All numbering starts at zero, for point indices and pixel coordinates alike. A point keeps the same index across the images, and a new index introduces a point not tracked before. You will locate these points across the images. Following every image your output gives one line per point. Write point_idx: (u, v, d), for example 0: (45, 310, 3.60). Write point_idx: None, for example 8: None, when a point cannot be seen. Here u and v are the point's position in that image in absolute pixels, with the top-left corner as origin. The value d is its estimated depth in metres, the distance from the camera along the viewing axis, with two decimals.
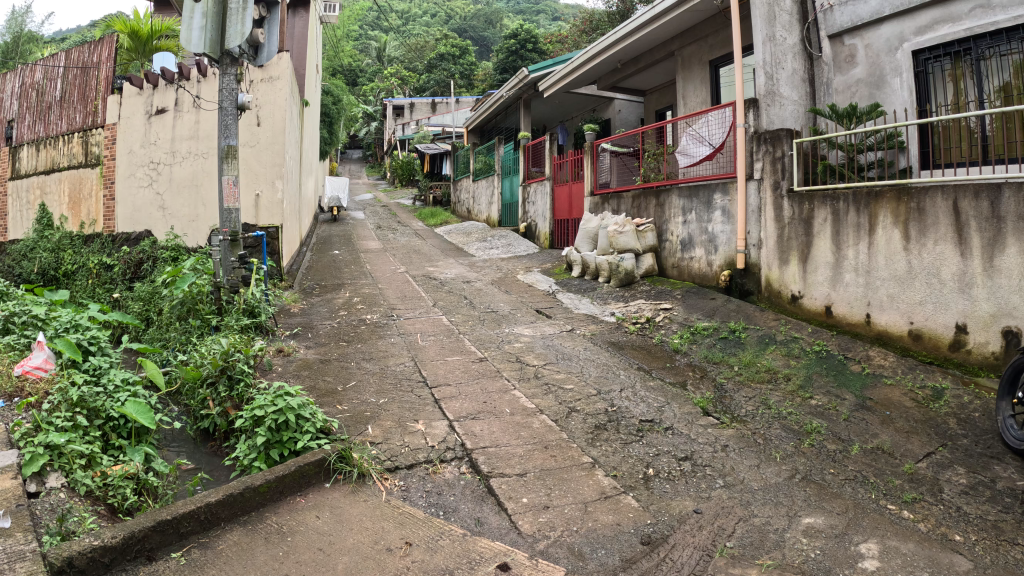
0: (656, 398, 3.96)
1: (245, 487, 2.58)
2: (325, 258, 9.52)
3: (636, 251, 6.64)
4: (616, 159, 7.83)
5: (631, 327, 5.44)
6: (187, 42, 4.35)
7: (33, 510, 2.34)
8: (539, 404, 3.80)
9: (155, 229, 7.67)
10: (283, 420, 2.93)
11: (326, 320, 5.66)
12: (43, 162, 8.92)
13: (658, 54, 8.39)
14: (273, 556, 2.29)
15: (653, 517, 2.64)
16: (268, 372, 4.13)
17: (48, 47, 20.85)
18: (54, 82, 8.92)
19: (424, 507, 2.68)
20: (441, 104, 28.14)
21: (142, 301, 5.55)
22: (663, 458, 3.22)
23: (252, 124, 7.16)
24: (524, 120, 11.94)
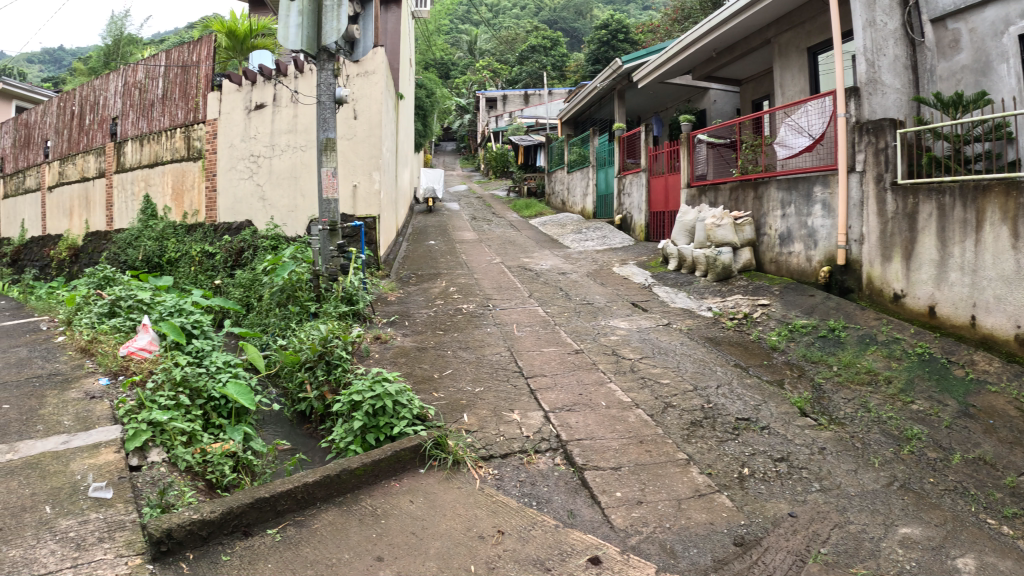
0: (753, 396, 3.86)
1: (341, 469, 2.66)
2: (421, 247, 9.78)
3: (733, 245, 6.49)
4: (711, 150, 7.66)
5: (727, 323, 5.32)
6: (283, 39, 4.48)
7: (136, 482, 2.57)
8: (635, 398, 3.76)
9: (255, 219, 8.02)
10: (380, 405, 3.01)
11: (422, 309, 5.75)
12: (147, 156, 9.45)
13: (753, 42, 8.17)
14: (367, 537, 2.35)
15: (747, 518, 2.58)
16: (365, 359, 4.27)
17: (149, 47, 22.41)
18: (156, 81, 9.46)
19: (517, 497, 2.70)
20: (534, 96, 28.36)
21: (243, 288, 5.82)
22: (758, 458, 3.13)
23: (349, 117, 7.42)
24: (619, 112, 11.80)
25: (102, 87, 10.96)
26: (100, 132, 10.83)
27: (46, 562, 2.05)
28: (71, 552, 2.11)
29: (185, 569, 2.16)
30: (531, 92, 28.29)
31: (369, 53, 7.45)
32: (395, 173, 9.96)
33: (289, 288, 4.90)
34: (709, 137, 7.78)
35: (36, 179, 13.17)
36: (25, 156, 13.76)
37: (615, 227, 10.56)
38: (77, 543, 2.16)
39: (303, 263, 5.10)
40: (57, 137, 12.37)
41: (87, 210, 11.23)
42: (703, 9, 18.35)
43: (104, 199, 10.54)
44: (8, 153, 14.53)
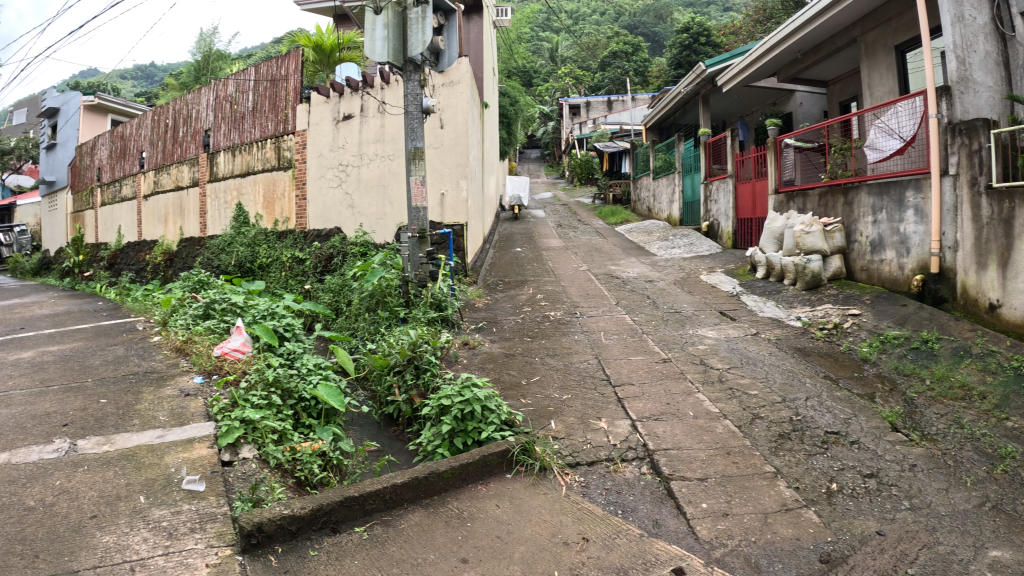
0: (843, 409, 3.72)
1: (430, 472, 2.72)
2: (508, 254, 9.99)
3: (822, 252, 6.26)
4: (800, 155, 7.42)
5: (816, 333, 5.15)
6: (371, 51, 4.79)
7: (228, 477, 2.71)
8: (722, 408, 3.70)
9: (344, 226, 8.31)
10: (469, 410, 3.07)
11: (510, 316, 5.93)
12: (239, 166, 9.92)
13: (839, 42, 7.89)
14: (452, 539, 2.40)
15: (834, 535, 2.50)
16: (453, 365, 4.43)
17: (236, 61, 23.62)
18: (246, 94, 9.94)
19: (603, 505, 2.74)
20: (618, 103, 28.69)
21: (333, 293, 6.22)
22: (846, 473, 3.01)
23: (436, 126, 7.70)
24: (705, 118, 11.60)
25: (194, 101, 11.59)
26: (193, 144, 11.41)
27: (138, 549, 2.18)
28: (162, 541, 2.24)
29: (274, 561, 2.25)
30: (615, 98, 28.61)
31: (454, 63, 7.69)
32: (481, 181, 10.23)
33: (379, 294, 5.12)
34: (798, 141, 7.54)
35: (132, 188, 14.02)
36: (121, 167, 14.66)
37: (703, 233, 10.36)
38: (170, 533, 2.29)
39: (391, 270, 5.31)
40: (152, 148, 13.12)
41: (181, 217, 11.86)
42: (786, 8, 17.90)
43: (197, 207, 11.13)
44: (106, 163, 15.52)
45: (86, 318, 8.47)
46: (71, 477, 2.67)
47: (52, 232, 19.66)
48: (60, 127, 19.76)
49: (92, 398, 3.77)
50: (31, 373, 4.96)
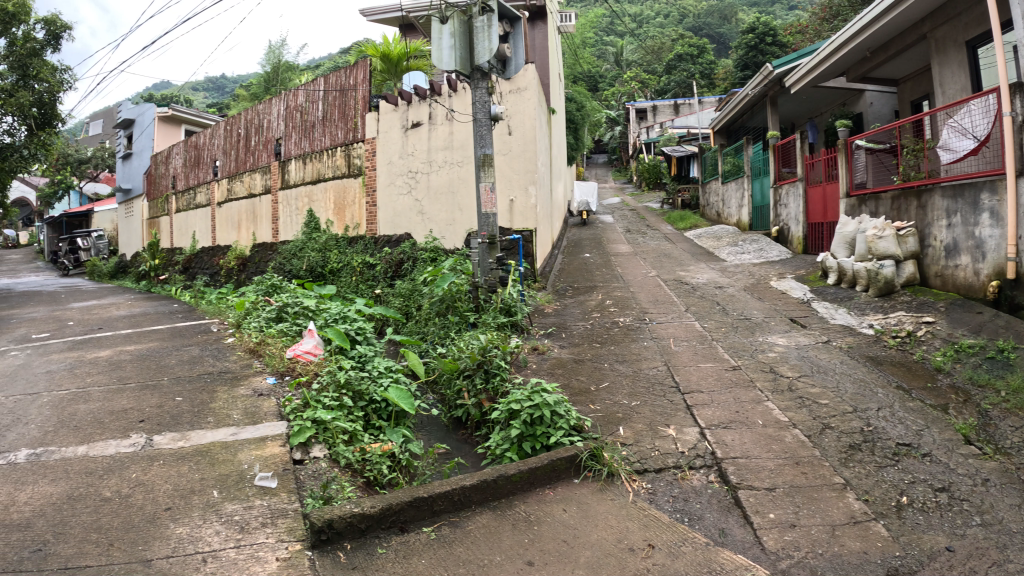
0: (915, 420, 3.58)
1: (499, 475, 2.81)
2: (577, 261, 10.17)
3: (895, 258, 6.03)
4: (872, 156, 7.18)
5: (889, 342, 4.97)
6: (438, 61, 4.98)
7: (298, 475, 2.82)
8: (792, 418, 3.63)
9: (414, 232, 8.51)
10: (538, 415, 3.20)
11: (578, 322, 6.16)
12: (310, 174, 10.27)
13: (908, 38, 7.58)
14: (518, 541, 2.45)
15: (902, 550, 2.43)
16: (524, 369, 4.70)
17: (306, 72, 24.45)
18: (316, 104, 10.28)
19: (670, 513, 2.77)
20: (684, 105, 28.39)
21: (403, 297, 6.47)
22: (917, 487, 2.91)
23: (504, 133, 7.95)
24: (773, 119, 11.35)
25: (266, 111, 12.03)
26: (265, 153, 11.86)
27: (209, 541, 2.30)
28: (235, 534, 2.35)
29: (342, 558, 2.34)
30: (681, 101, 28.32)
31: (522, 70, 7.90)
32: (548, 186, 10.37)
33: (449, 298, 5.31)
34: (868, 142, 7.27)
35: (206, 195, 14.65)
36: (195, 175, 15.36)
37: (774, 238, 10.09)
38: (242, 526, 2.40)
39: (462, 275, 5.47)
40: (225, 157, 13.68)
41: (254, 223, 12.32)
42: (853, 4, 17.36)
43: (269, 214, 11.56)
44: (181, 172, 16.26)
45: (162, 319, 8.88)
46: (147, 471, 2.83)
47: (130, 238, 20.71)
48: (136, 138, 20.82)
49: (168, 396, 4.00)
50: (109, 371, 5.28)
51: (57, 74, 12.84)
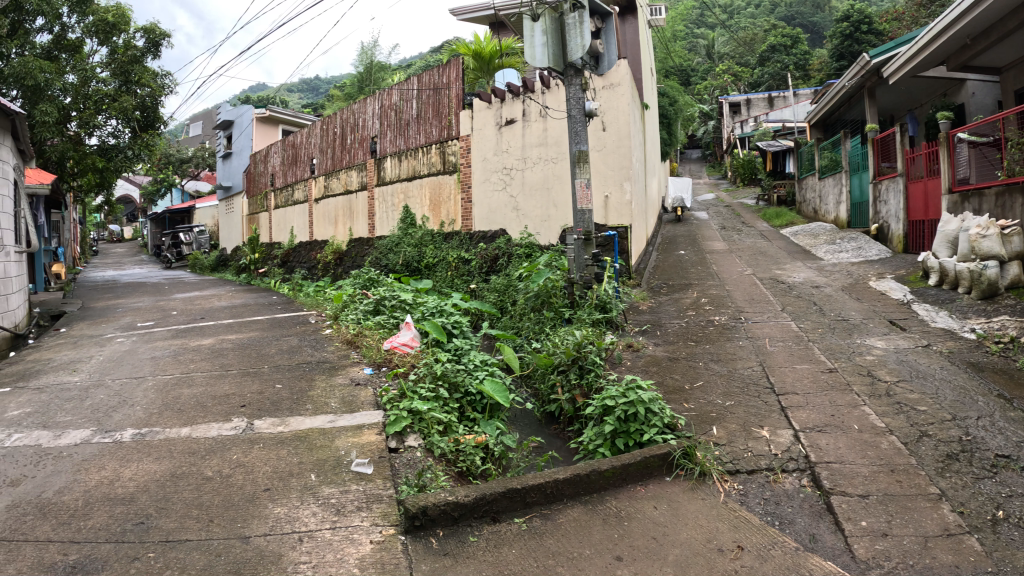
0: (1019, 431, 3.43)
1: (593, 470, 3.03)
2: (672, 257, 10.18)
3: (1000, 258, 5.70)
4: (974, 150, 6.80)
5: (992, 348, 4.74)
6: (532, 58, 5.68)
7: (393, 462, 3.12)
8: (888, 423, 3.58)
9: (509, 227, 8.82)
10: (633, 412, 3.40)
11: (675, 319, 6.38)
12: (405, 171, 10.74)
13: (1011, 24, 7.12)
14: (608, 536, 2.65)
15: (995, 565, 2.40)
16: (620, 365, 4.99)
17: (398, 72, 25.32)
18: (410, 103, 10.71)
19: (761, 514, 2.87)
20: (778, 99, 27.58)
21: (498, 292, 7.08)
22: (1015, 501, 2.82)
23: (598, 129, 8.12)
24: (870, 112, 10.83)
25: (361, 111, 12.53)
26: (361, 151, 12.38)
27: (306, 521, 2.61)
28: (331, 516, 2.65)
29: (434, 543, 2.59)
30: (775, 94, 27.58)
31: (614, 66, 8.05)
32: (644, 184, 10.44)
33: (546, 294, 5.86)
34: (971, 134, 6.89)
35: (303, 193, 15.43)
36: (293, 173, 16.14)
37: (873, 237, 9.66)
38: (338, 509, 2.71)
39: (556, 271, 6.08)
40: (322, 155, 14.35)
41: (350, 218, 12.90)
42: None
43: (365, 210, 12.10)
44: (278, 170, 17.18)
45: (263, 310, 9.50)
46: (248, 453, 3.24)
47: (229, 234, 22.00)
48: (235, 138, 22.06)
49: (269, 383, 4.52)
50: (211, 358, 5.78)
51: (157, 78, 14.63)
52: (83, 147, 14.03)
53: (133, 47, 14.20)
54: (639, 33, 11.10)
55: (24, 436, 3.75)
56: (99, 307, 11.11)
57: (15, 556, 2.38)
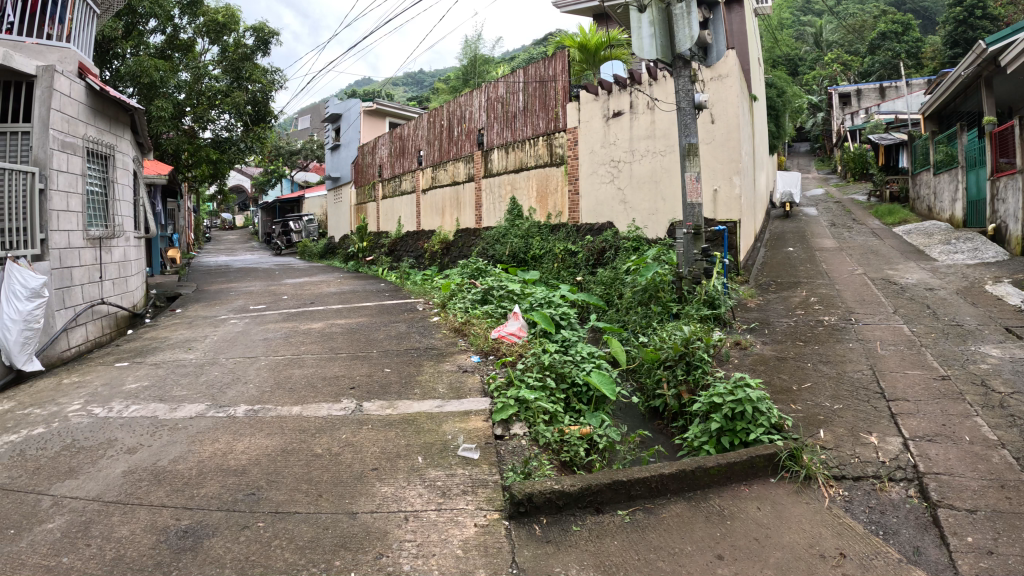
0: None
1: (697, 467, 3.17)
2: (780, 254, 9.93)
3: None
4: None
5: None
6: (639, 49, 5.82)
7: (498, 449, 3.45)
8: (1005, 436, 3.44)
9: (617, 221, 9.03)
10: (740, 410, 3.55)
11: (783, 318, 6.29)
12: (512, 162, 11.22)
13: None
14: (710, 534, 2.77)
15: None
16: (726, 363, 5.03)
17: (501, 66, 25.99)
18: (517, 95, 11.16)
19: (865, 523, 2.88)
20: (891, 88, 26.18)
21: (605, 285, 7.51)
22: None
23: (707, 122, 8.08)
24: (988, 103, 10.08)
25: (467, 103, 12.94)
26: (468, 143, 12.85)
27: (412, 502, 2.91)
28: (437, 498, 2.95)
29: (537, 530, 2.79)
30: (888, 84, 26.20)
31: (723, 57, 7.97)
32: (752, 176, 10.19)
33: (654, 288, 6.15)
34: None
35: (411, 183, 16.00)
36: (401, 164, 16.80)
37: (991, 237, 9.06)
38: (444, 492, 3.00)
39: (664, 266, 6.37)
40: (429, 147, 14.87)
41: (457, 209, 13.35)
42: None
43: (472, 201, 12.54)
44: (387, 161, 17.85)
45: (371, 296, 10.10)
46: (355, 434, 3.67)
47: (338, 221, 23.11)
48: (344, 130, 23.06)
49: (378, 366, 5.15)
50: (321, 341, 6.31)
51: (267, 74, 15.88)
52: (198, 141, 15.42)
53: (243, 45, 15.39)
54: (746, 23, 10.81)
55: (144, 408, 4.40)
56: (215, 290, 12.11)
57: (132, 518, 2.80)
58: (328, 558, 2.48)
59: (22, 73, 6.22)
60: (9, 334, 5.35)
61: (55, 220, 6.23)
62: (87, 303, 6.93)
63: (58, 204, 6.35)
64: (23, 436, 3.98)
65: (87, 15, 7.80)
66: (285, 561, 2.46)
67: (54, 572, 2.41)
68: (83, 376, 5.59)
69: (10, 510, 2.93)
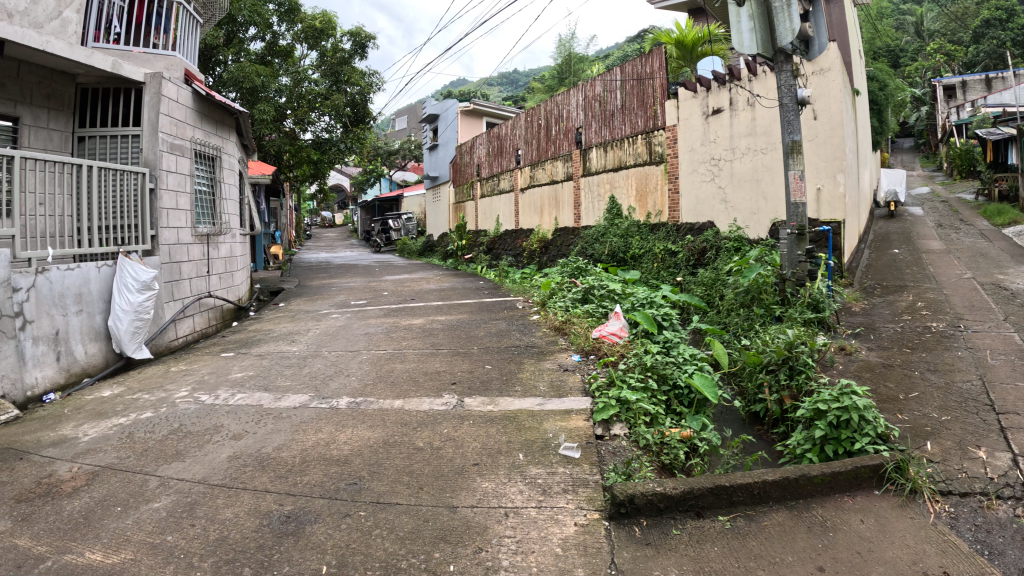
0: None
1: (800, 475, 3.08)
2: (884, 256, 9.48)
3: None
4: None
5: None
6: (740, 44, 5.74)
7: (599, 449, 3.53)
8: None
9: (718, 221, 8.91)
10: (846, 419, 3.43)
11: (888, 324, 6.03)
12: (611, 161, 11.41)
13: None
14: (812, 545, 2.69)
15: None
16: (830, 368, 4.94)
17: (594, 63, 26.12)
18: (614, 93, 11.38)
19: (969, 542, 2.75)
20: (997, 79, 24.56)
21: (705, 286, 7.47)
22: None
23: (810, 118, 7.86)
24: None
25: (564, 102, 13.27)
26: (566, 141, 13.11)
27: (513, 498, 3.02)
28: (538, 495, 3.05)
29: (637, 532, 2.81)
30: (994, 75, 24.60)
31: (825, 50, 7.67)
32: (857, 174, 9.68)
33: (756, 290, 6.17)
34: None
35: (509, 182, 16.23)
36: (499, 163, 17.07)
37: None
38: (544, 489, 3.10)
39: (768, 267, 6.36)
40: (527, 146, 15.03)
41: (556, 208, 13.52)
42: None
43: (572, 199, 12.79)
44: (485, 160, 18.17)
45: (470, 294, 10.37)
46: (458, 429, 3.88)
47: (438, 218, 23.66)
48: (441, 130, 23.68)
49: (479, 363, 5.41)
50: (421, 337, 6.60)
51: (365, 77, 16.53)
52: (300, 142, 16.29)
53: (341, 49, 16.02)
54: (847, 13, 10.36)
55: (249, 397, 4.75)
56: (318, 285, 12.77)
57: (237, 501, 3.04)
58: (428, 549, 2.60)
59: (132, 81, 6.75)
60: (122, 322, 5.81)
61: (165, 217, 6.76)
62: (194, 295, 7.45)
63: (168, 203, 6.87)
64: (133, 418, 4.39)
65: (189, 24, 8.44)
66: (385, 549, 2.61)
67: (161, 548, 2.64)
68: (189, 364, 6.05)
69: (119, 489, 3.24)
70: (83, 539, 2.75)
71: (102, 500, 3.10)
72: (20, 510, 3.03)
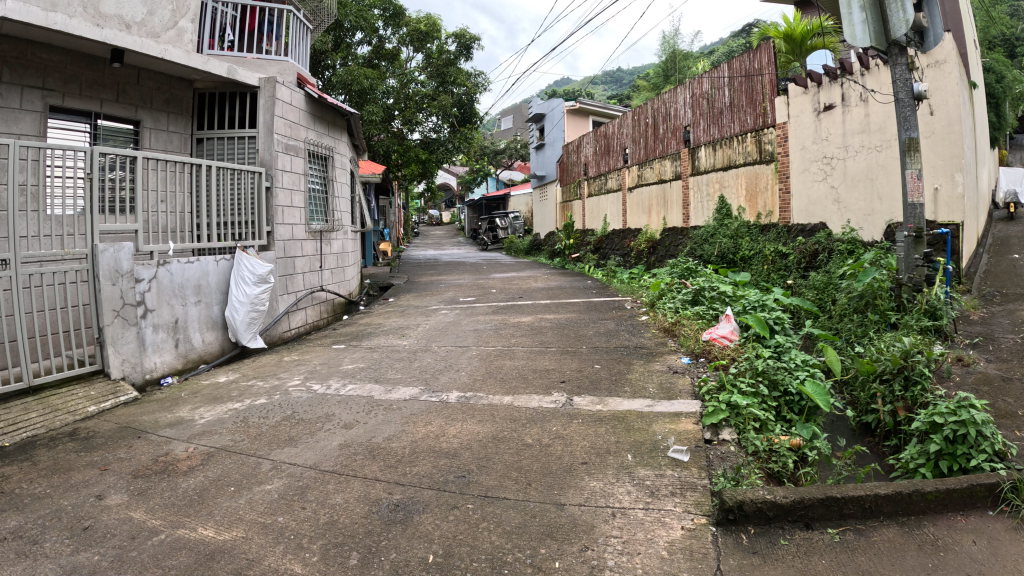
0: None
1: (913, 490, 2.99)
2: (1005, 261, 8.94)
3: None
4: None
5: None
6: (851, 37, 5.34)
7: (708, 453, 3.55)
8: None
9: (831, 221, 8.64)
10: (962, 433, 3.39)
11: (1009, 334, 5.72)
12: (721, 160, 11.22)
13: None
14: (922, 563, 2.62)
15: None
16: (946, 380, 4.75)
17: (699, 59, 25.73)
18: (722, 90, 11.22)
19: None
20: None
21: (817, 290, 7.44)
22: None
23: (925, 113, 7.52)
24: None
25: (672, 100, 13.18)
26: (674, 140, 13.01)
27: (620, 498, 3.11)
28: (645, 496, 3.12)
29: (744, 539, 2.80)
30: None
31: (940, 41, 7.32)
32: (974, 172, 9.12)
33: (871, 295, 6.03)
34: None
35: (617, 181, 16.25)
36: (606, 162, 17.12)
37: None
38: (652, 492, 3.17)
39: (884, 271, 6.22)
40: (635, 145, 15.02)
41: (665, 207, 13.47)
42: None
43: (680, 199, 12.69)
44: (592, 159, 18.25)
45: (579, 293, 10.51)
46: (567, 427, 4.03)
47: (545, 217, 23.48)
48: (550, 130, 24.15)
49: (588, 362, 5.55)
50: (532, 335, 6.83)
51: (470, 78, 16.96)
52: (408, 142, 16.90)
53: (446, 51, 16.52)
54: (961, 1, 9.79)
55: (361, 388, 5.11)
56: (426, 281, 13.27)
57: (347, 488, 3.31)
58: (534, 545, 2.73)
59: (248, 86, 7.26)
60: (237, 313, 6.30)
61: (280, 215, 7.25)
62: (308, 290, 7.98)
63: (283, 201, 7.36)
64: (249, 404, 4.81)
65: (301, 30, 8.96)
66: (493, 542, 2.78)
67: (272, 528, 2.92)
68: (301, 355, 6.50)
69: (233, 469, 3.59)
70: (197, 514, 3.08)
71: (217, 480, 3.45)
72: (139, 484, 3.43)
